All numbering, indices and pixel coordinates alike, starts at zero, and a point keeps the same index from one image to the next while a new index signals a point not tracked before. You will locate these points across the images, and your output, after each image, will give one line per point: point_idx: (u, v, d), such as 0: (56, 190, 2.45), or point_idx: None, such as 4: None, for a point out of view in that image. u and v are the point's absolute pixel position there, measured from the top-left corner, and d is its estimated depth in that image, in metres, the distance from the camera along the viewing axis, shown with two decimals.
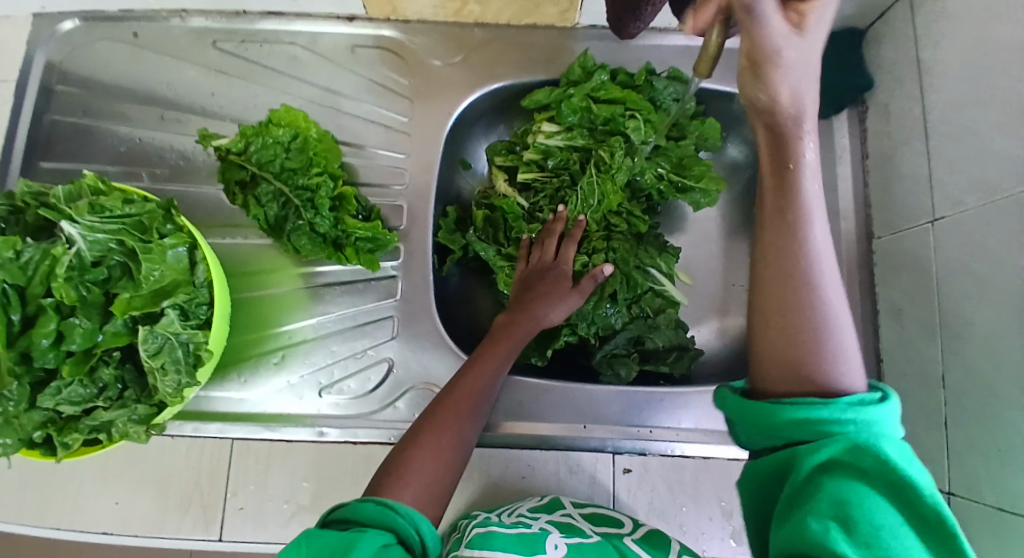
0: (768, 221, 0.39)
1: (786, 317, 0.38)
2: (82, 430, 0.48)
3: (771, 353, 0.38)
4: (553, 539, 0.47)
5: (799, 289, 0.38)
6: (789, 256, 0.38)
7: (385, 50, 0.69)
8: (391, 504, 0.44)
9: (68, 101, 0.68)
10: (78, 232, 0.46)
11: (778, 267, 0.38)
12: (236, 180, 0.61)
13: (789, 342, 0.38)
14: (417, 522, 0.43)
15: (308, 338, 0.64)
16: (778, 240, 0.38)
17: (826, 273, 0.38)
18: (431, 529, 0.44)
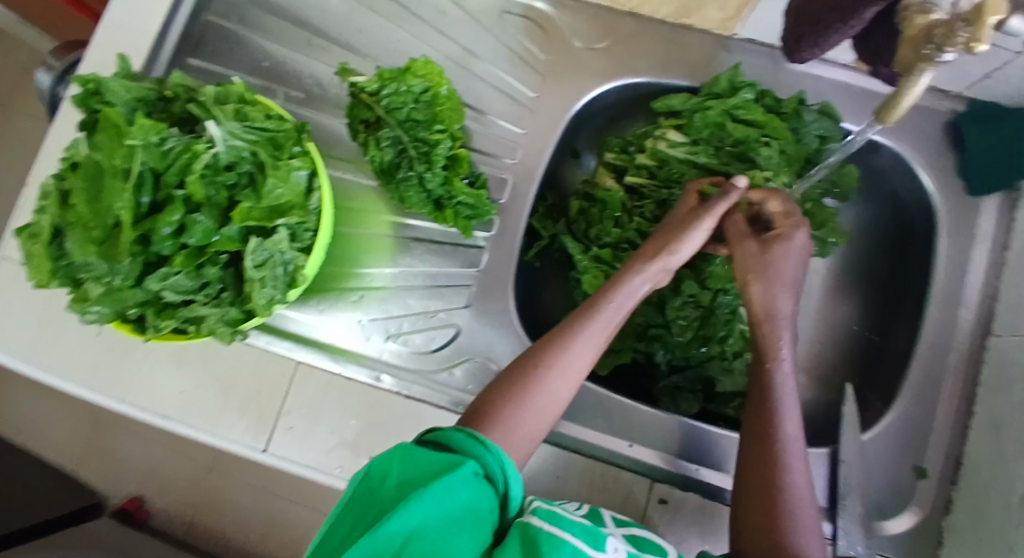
0: (763, 409, 0.52)
1: (767, 484, 0.49)
2: (177, 319, 0.50)
3: (758, 518, 0.48)
4: (612, 542, 0.43)
5: (776, 468, 0.49)
6: (769, 442, 0.51)
7: (531, 21, 0.68)
8: (480, 439, 0.44)
9: (224, 6, 0.71)
10: (220, 134, 0.47)
11: (762, 449, 0.50)
12: (362, 120, 0.62)
13: (779, 513, 0.47)
14: (504, 462, 0.43)
15: (386, 285, 0.66)
16: (762, 427, 0.52)
17: (795, 456, 0.50)
18: (517, 475, 0.44)
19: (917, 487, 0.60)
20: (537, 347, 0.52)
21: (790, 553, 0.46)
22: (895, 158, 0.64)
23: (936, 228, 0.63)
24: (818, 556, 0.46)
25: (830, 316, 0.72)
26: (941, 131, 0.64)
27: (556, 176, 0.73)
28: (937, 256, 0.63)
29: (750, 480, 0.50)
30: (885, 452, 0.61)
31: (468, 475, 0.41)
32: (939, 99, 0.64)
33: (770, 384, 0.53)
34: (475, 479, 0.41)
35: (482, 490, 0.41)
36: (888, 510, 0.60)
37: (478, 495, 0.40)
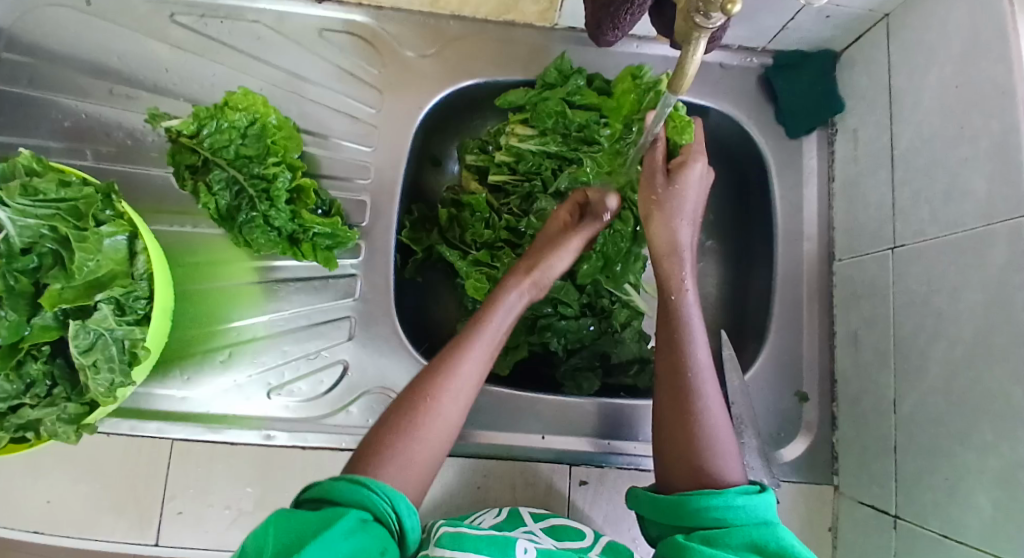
0: (671, 341, 0.52)
1: (681, 410, 0.49)
2: (6, 429, 0.45)
3: (677, 448, 0.48)
4: (522, 544, 0.45)
5: (688, 394, 0.50)
6: (679, 367, 0.51)
7: (356, 37, 0.66)
8: (364, 481, 0.42)
9: (8, 68, 0.63)
10: (7, 216, 0.42)
11: (671, 373, 0.51)
12: (188, 164, 0.58)
13: (693, 437, 0.48)
14: (393, 497, 0.42)
15: (259, 336, 0.61)
16: (675, 353, 0.52)
17: (705, 378, 0.51)
18: (411, 507, 0.43)
19: (803, 410, 0.65)
20: (425, 372, 0.50)
21: (710, 474, 0.46)
22: (724, 115, 0.69)
23: (771, 174, 0.68)
24: (735, 470, 0.47)
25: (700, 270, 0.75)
26: (757, 84, 0.69)
27: (417, 188, 0.72)
28: (777, 198, 0.68)
29: (665, 413, 0.50)
30: (770, 386, 0.65)
31: (353, 523, 0.39)
32: (750, 55, 0.69)
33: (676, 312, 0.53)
34: (362, 525, 0.39)
35: (373, 534, 0.39)
36: (784, 439, 0.65)
37: (368, 538, 0.38)
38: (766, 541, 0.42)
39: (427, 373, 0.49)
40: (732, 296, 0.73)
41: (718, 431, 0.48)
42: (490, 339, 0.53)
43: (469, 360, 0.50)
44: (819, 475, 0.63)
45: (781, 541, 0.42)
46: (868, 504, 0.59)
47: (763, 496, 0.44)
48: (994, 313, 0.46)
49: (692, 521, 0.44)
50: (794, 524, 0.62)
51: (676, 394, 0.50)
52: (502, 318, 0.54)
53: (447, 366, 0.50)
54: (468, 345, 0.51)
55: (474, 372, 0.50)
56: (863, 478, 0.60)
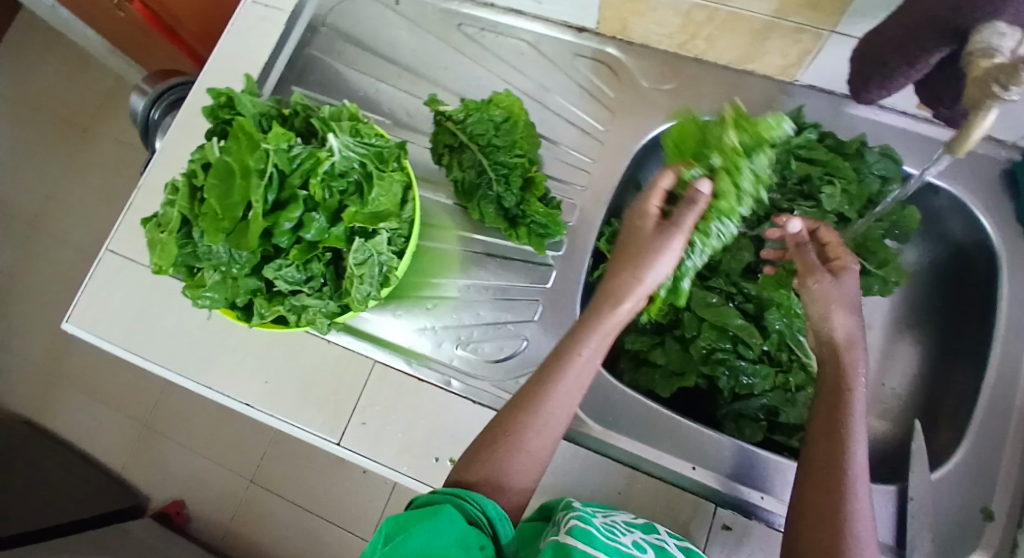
0: (829, 431, 0.51)
1: (826, 510, 0.48)
2: (284, 307, 0.54)
3: (816, 540, 0.47)
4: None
5: (838, 495, 0.48)
6: (835, 467, 0.49)
7: (601, 63, 0.74)
8: (461, 493, 0.48)
9: (325, 42, 0.79)
10: (338, 146, 0.53)
11: (826, 464, 0.50)
12: (445, 141, 0.68)
13: (832, 535, 0.46)
14: (483, 505, 0.47)
15: (454, 296, 0.70)
16: (829, 449, 0.51)
17: (858, 483, 0.49)
18: (498, 510, 0.47)
19: (985, 529, 0.59)
20: (517, 403, 0.53)
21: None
22: (957, 200, 0.67)
23: (1000, 271, 0.64)
24: None
25: (888, 352, 0.73)
26: (999, 176, 0.66)
27: (619, 207, 0.75)
28: (1004, 297, 0.64)
29: (812, 498, 0.49)
30: (952, 490, 0.60)
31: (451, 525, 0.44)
32: (998, 146, 0.67)
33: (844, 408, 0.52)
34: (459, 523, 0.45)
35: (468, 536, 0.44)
36: (957, 553, 0.58)
37: (465, 538, 0.43)
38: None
39: (514, 411, 0.53)
40: (926, 392, 0.70)
41: (862, 539, 0.46)
42: (584, 369, 0.54)
43: (552, 406, 0.53)
44: None
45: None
46: None
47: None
48: None
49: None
50: None
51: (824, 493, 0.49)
52: (597, 340, 0.54)
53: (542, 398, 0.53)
54: (562, 380, 0.53)
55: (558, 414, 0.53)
56: None
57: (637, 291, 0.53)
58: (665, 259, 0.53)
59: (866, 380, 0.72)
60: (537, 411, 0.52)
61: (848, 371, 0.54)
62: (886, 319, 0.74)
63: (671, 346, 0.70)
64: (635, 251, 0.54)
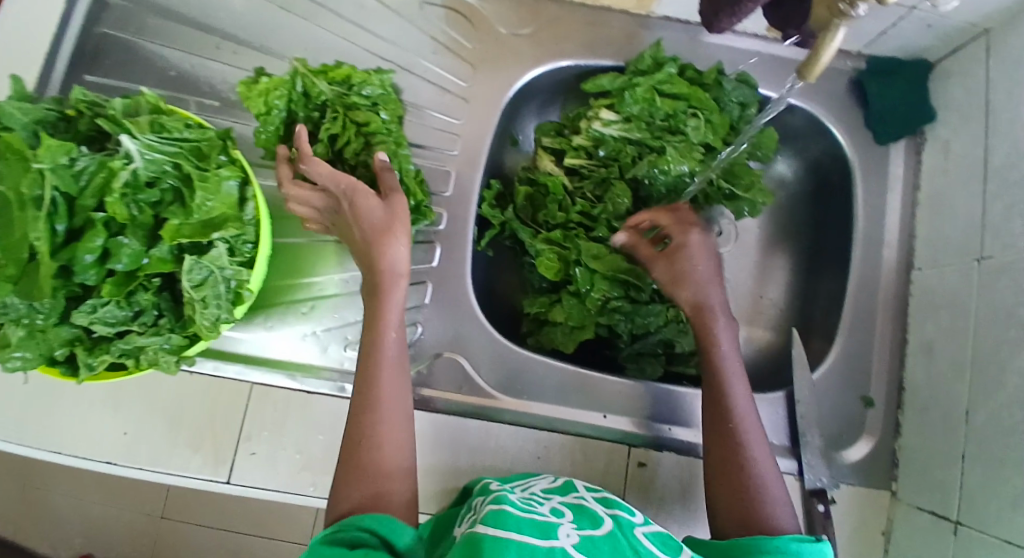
0: (715, 395, 0.55)
1: (730, 466, 0.52)
2: (112, 353, 0.47)
3: (731, 502, 0.50)
4: (564, 529, 0.43)
5: (739, 459, 0.52)
6: (724, 422, 0.53)
7: (453, 11, 0.68)
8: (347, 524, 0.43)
9: (119, 16, 0.67)
10: (136, 148, 0.45)
11: (721, 428, 0.53)
12: (263, 111, 0.57)
13: (746, 494, 0.50)
14: (350, 523, 0.42)
15: (339, 293, 0.64)
16: (715, 406, 0.55)
17: (746, 429, 0.53)
18: (373, 518, 0.43)
19: (867, 415, 0.64)
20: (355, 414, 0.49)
21: (764, 528, 0.48)
22: (812, 117, 0.69)
23: (855, 178, 0.67)
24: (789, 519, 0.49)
25: (768, 268, 0.76)
26: (846, 86, 0.69)
27: (496, 160, 0.72)
28: (859, 202, 0.67)
29: (713, 461, 0.53)
30: (835, 390, 0.65)
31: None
32: (843, 58, 0.69)
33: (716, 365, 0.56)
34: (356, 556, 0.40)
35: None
36: (846, 440, 0.64)
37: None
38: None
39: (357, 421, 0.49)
40: (802, 301, 0.73)
41: (764, 480, 0.51)
42: (394, 367, 0.51)
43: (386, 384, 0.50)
44: (877, 481, 0.63)
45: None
46: (926, 510, 0.59)
47: (820, 545, 0.45)
48: None
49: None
50: (849, 527, 0.62)
51: (725, 450, 0.52)
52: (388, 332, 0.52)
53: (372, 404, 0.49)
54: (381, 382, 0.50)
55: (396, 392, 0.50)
56: (924, 487, 0.60)
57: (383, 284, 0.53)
58: (396, 246, 0.53)
59: (749, 298, 0.75)
60: (383, 392, 0.49)
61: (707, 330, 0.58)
62: (759, 237, 0.76)
63: (569, 302, 0.67)
64: (370, 247, 0.53)
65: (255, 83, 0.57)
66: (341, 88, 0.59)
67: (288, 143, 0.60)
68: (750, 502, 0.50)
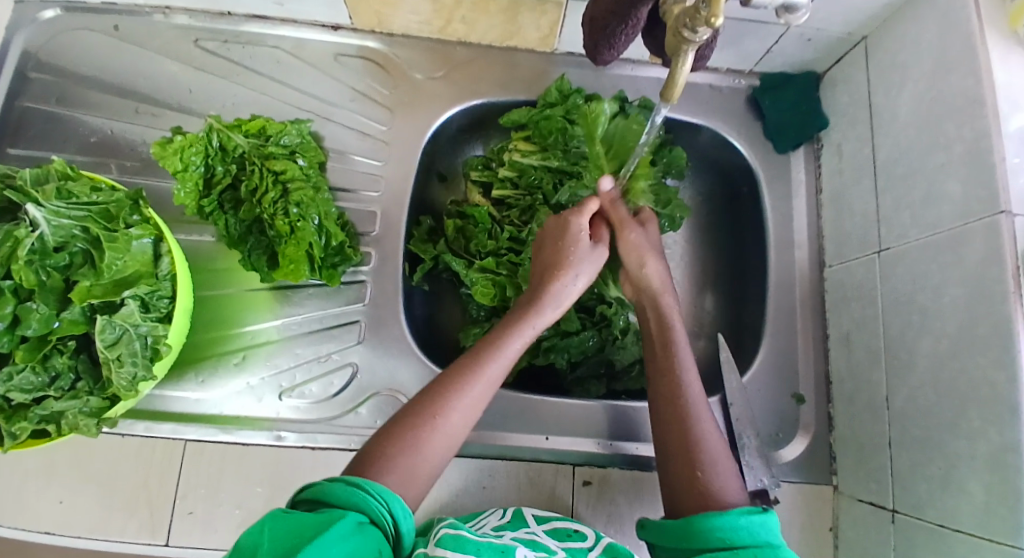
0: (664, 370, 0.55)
1: (681, 437, 0.50)
2: (31, 420, 0.48)
3: (680, 477, 0.48)
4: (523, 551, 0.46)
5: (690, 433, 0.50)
6: (675, 396, 0.52)
7: (368, 61, 0.71)
8: (359, 484, 0.42)
9: (41, 88, 0.68)
10: (43, 215, 0.47)
11: (670, 408, 0.52)
12: (179, 168, 0.59)
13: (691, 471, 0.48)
14: (389, 499, 0.42)
15: (272, 339, 0.64)
16: (670, 384, 0.53)
17: (699, 404, 0.52)
18: (405, 510, 0.43)
19: (800, 412, 0.67)
20: (424, 394, 0.50)
21: (715, 501, 0.46)
22: (715, 133, 0.73)
23: (761, 187, 0.72)
24: (738, 492, 0.47)
25: (697, 278, 0.78)
26: (745, 103, 0.73)
27: (424, 196, 0.74)
28: (767, 210, 0.71)
29: (666, 445, 0.51)
30: (766, 390, 0.67)
31: (351, 526, 0.39)
32: (738, 76, 0.73)
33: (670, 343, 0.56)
34: (360, 528, 0.39)
35: (368, 536, 0.39)
36: (782, 440, 0.66)
37: (366, 542, 0.39)
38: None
39: (432, 389, 0.50)
40: (730, 307, 0.75)
41: (712, 450, 0.49)
42: (503, 364, 0.53)
43: (451, 419, 0.49)
44: (818, 475, 0.65)
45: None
46: (866, 501, 0.60)
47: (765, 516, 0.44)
48: (975, 305, 0.49)
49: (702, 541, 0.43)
50: (795, 523, 0.63)
51: (674, 423, 0.51)
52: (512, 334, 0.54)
53: (452, 387, 0.50)
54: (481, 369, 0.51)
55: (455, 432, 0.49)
56: (860, 476, 0.61)
57: (554, 301, 0.56)
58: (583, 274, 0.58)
59: (683, 308, 0.77)
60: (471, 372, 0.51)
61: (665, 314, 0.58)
62: (685, 249, 0.79)
63: None
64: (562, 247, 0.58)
65: (170, 143, 0.59)
66: (258, 139, 0.62)
67: (209, 197, 0.61)
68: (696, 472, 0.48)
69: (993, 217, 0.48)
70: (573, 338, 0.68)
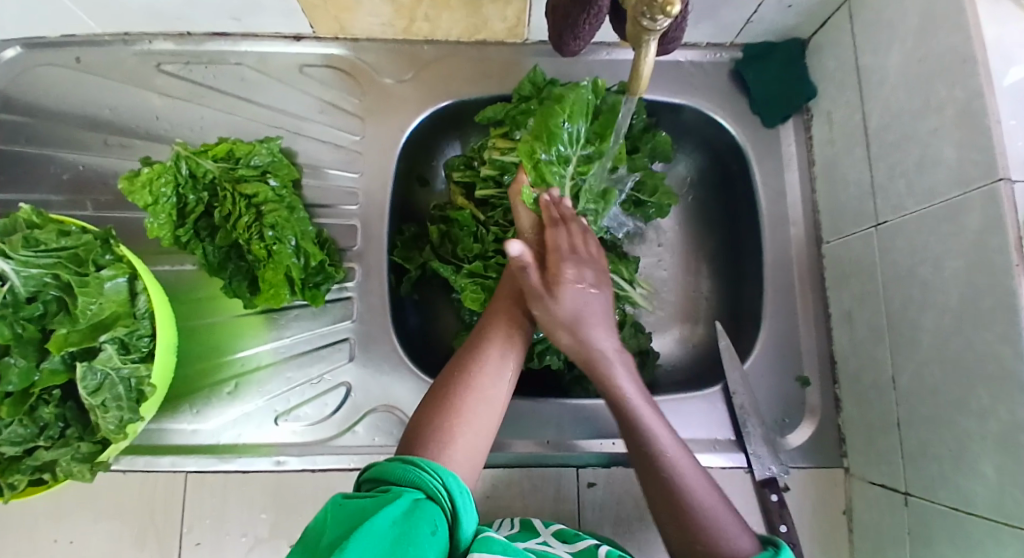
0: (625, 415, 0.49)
1: (664, 485, 0.46)
2: (24, 471, 0.48)
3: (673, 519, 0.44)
4: None
5: (670, 482, 0.46)
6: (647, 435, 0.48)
7: (334, 69, 0.69)
8: (414, 461, 0.41)
9: (9, 129, 0.67)
10: (12, 267, 0.46)
11: (643, 455, 0.47)
12: (149, 201, 0.58)
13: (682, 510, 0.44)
14: (444, 474, 0.41)
15: (263, 364, 0.64)
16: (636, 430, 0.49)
17: (672, 447, 0.47)
18: (462, 485, 0.41)
19: (805, 395, 0.65)
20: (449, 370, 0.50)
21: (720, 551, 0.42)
22: (700, 111, 0.70)
23: (751, 164, 0.69)
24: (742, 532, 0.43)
25: (692, 263, 0.76)
26: (728, 77, 0.70)
27: (405, 204, 0.72)
28: (759, 188, 0.69)
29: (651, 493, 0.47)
30: (769, 374, 0.65)
31: (404, 507, 0.38)
32: (719, 50, 0.70)
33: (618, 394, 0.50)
34: (413, 506, 0.38)
35: (423, 515, 0.38)
36: (789, 424, 0.64)
37: (422, 518, 0.38)
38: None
39: (458, 364, 0.50)
40: (728, 290, 0.73)
41: (700, 491, 0.45)
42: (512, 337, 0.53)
43: (481, 412, 0.47)
44: (828, 458, 0.63)
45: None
46: (878, 483, 0.58)
47: None
48: (977, 278, 0.47)
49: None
50: (807, 509, 0.62)
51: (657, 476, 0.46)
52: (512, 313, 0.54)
53: (477, 357, 0.50)
54: (495, 340, 0.52)
55: (485, 430, 0.47)
56: (870, 457, 0.60)
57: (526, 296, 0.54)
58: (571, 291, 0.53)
59: (680, 295, 0.75)
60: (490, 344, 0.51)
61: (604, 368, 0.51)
62: (678, 233, 0.77)
63: None
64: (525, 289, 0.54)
65: (138, 176, 0.58)
66: (228, 162, 0.61)
67: (184, 227, 0.60)
68: (686, 508, 0.44)
69: (990, 185, 0.45)
70: None
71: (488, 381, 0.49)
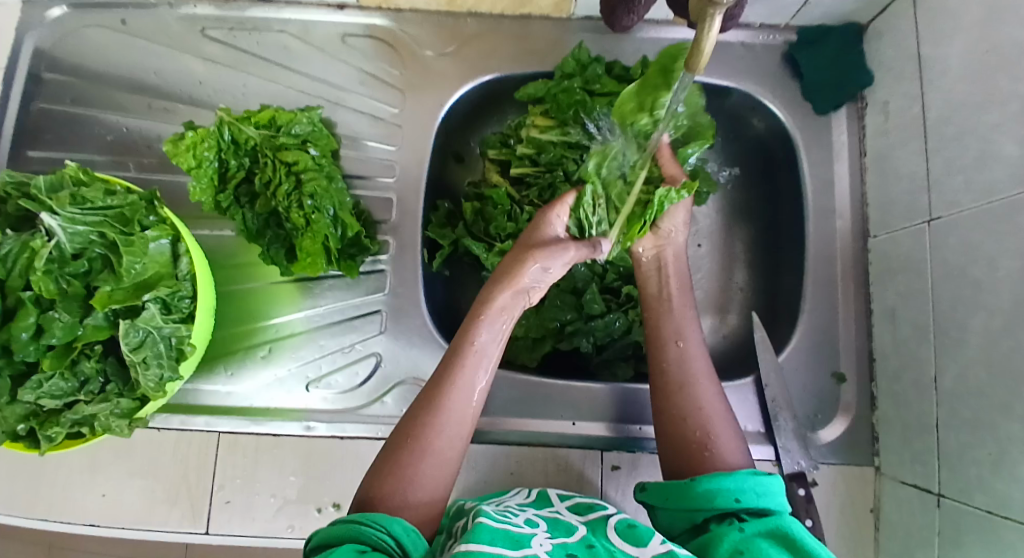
0: (659, 342, 0.54)
1: (683, 407, 0.50)
2: (63, 424, 0.50)
3: (675, 446, 0.49)
4: (538, 538, 0.41)
5: (687, 410, 0.50)
6: (677, 365, 0.52)
7: (376, 39, 0.68)
8: (356, 518, 0.41)
9: (57, 89, 0.68)
10: (59, 224, 0.47)
11: (664, 382, 0.52)
12: (192, 165, 0.58)
13: (697, 427, 0.49)
14: (386, 523, 0.40)
15: (297, 331, 0.65)
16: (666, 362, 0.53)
17: (703, 378, 0.51)
18: (407, 527, 0.41)
19: (841, 391, 0.64)
20: (403, 425, 0.48)
21: (708, 465, 0.46)
22: (748, 95, 0.68)
23: (798, 153, 0.67)
24: (739, 455, 0.47)
25: (729, 253, 0.75)
26: (779, 61, 0.68)
27: (441, 180, 0.72)
28: (805, 177, 0.67)
29: (663, 414, 0.51)
30: (803, 368, 0.64)
31: None
32: (772, 33, 0.68)
33: (661, 324, 0.55)
34: None
35: None
36: (820, 420, 0.63)
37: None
38: (771, 529, 0.40)
39: (412, 415, 0.48)
40: (765, 281, 0.72)
41: (716, 421, 0.49)
42: (478, 373, 0.50)
43: (440, 438, 0.47)
44: (859, 456, 0.62)
45: (794, 528, 0.40)
46: (910, 484, 0.57)
47: (771, 479, 0.43)
48: None
49: (702, 503, 0.43)
50: (834, 506, 0.61)
51: (672, 397, 0.51)
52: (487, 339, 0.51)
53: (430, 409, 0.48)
54: (455, 383, 0.49)
55: (449, 459, 0.47)
56: (905, 457, 0.58)
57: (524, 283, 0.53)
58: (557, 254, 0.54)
59: (716, 283, 0.74)
60: (454, 386, 0.49)
61: (657, 307, 0.57)
62: (717, 221, 0.75)
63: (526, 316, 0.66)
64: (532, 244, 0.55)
65: (182, 139, 0.58)
66: (269, 130, 0.61)
67: (225, 192, 0.61)
68: (694, 435, 0.48)
69: None
70: (598, 319, 0.66)
71: (444, 411, 0.48)
